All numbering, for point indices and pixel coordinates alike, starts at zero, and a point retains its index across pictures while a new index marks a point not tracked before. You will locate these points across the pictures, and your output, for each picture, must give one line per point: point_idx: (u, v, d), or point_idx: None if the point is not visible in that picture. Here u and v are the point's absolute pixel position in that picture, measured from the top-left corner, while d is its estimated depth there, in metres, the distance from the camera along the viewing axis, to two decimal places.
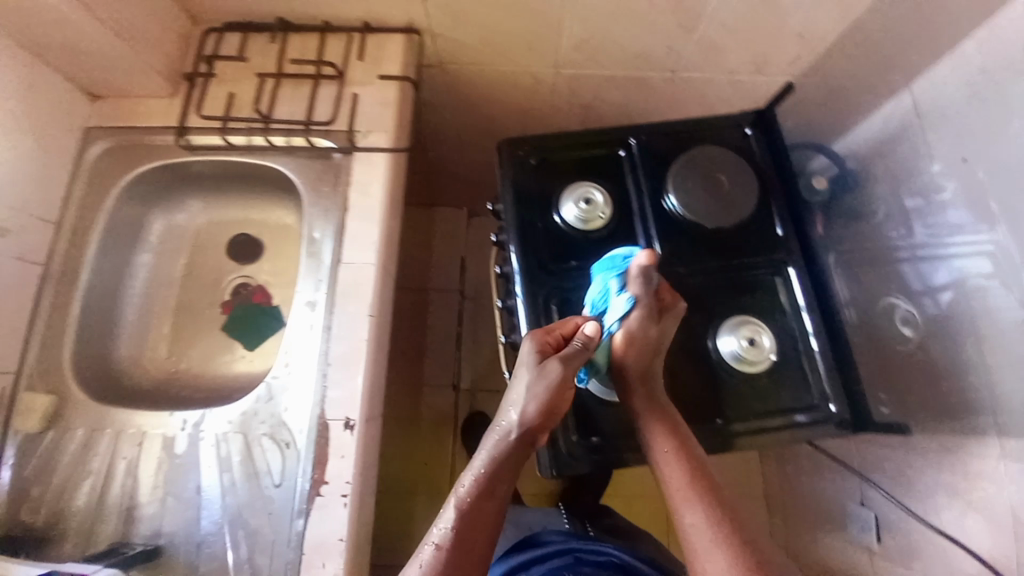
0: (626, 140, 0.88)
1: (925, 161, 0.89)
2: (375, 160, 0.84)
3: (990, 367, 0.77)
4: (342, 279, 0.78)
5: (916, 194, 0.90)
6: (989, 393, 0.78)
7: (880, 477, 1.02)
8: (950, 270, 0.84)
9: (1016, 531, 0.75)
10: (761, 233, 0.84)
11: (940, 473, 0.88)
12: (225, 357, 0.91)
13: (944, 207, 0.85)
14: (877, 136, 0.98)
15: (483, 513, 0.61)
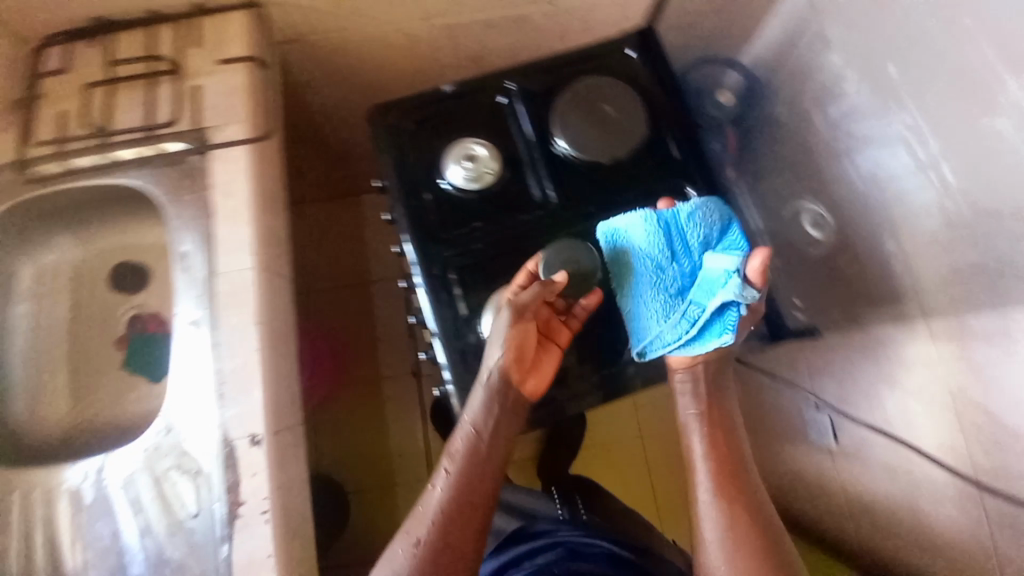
0: (503, 86, 0.82)
1: (824, 55, 0.85)
2: (235, 155, 0.76)
3: (908, 253, 0.77)
4: (221, 289, 0.73)
5: (819, 92, 0.88)
6: (910, 279, 0.77)
7: (827, 379, 0.97)
8: (864, 163, 0.82)
9: (958, 410, 0.74)
10: (657, 160, 0.81)
11: (877, 366, 0.86)
12: (133, 394, 0.87)
13: (849, 98, 0.82)
14: (777, 39, 0.94)
15: (471, 486, 0.65)
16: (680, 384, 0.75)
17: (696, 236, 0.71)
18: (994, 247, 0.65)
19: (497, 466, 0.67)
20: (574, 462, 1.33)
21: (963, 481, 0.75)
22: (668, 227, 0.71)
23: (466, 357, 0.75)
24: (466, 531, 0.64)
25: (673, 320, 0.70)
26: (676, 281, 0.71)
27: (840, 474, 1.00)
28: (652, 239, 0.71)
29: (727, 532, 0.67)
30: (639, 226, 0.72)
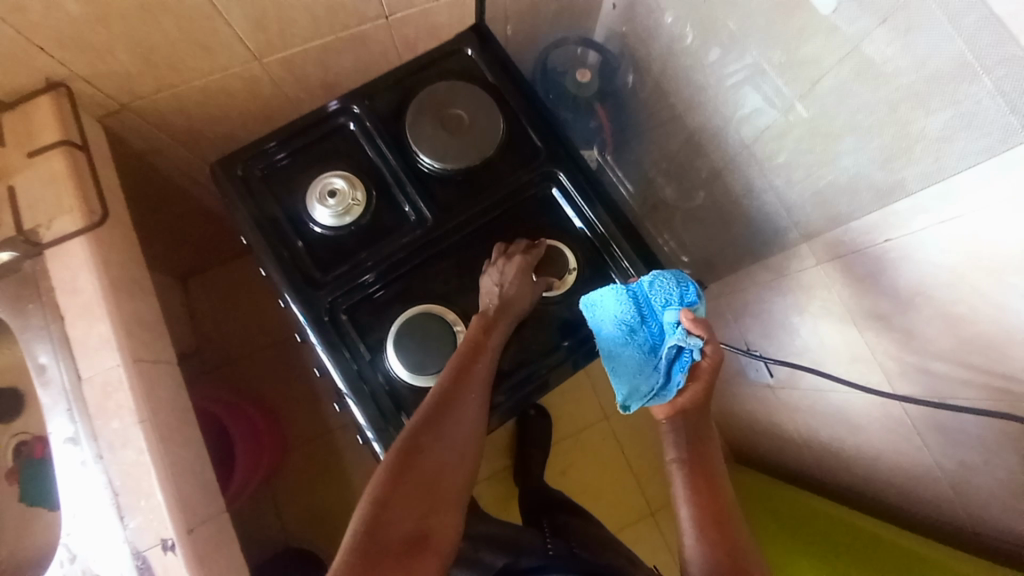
0: (348, 111, 0.80)
1: (659, 14, 0.84)
2: (74, 248, 0.71)
3: (777, 188, 0.77)
4: (91, 396, 0.67)
5: (664, 49, 0.87)
6: (786, 213, 0.78)
7: (751, 319, 0.98)
8: (718, 112, 0.81)
9: (870, 322, 0.73)
10: (523, 152, 0.81)
11: (785, 297, 0.86)
12: (37, 523, 0.79)
13: (691, 51, 0.81)
14: (619, 8, 0.93)
15: (432, 449, 0.58)
16: (666, 434, 0.69)
17: (660, 298, 0.66)
18: (843, 164, 0.66)
19: (465, 432, 0.60)
20: (551, 473, 1.33)
21: (884, 398, 0.76)
22: (635, 297, 0.68)
23: (375, 396, 0.72)
24: (420, 490, 0.55)
25: (646, 374, 0.66)
26: (648, 343, 0.67)
27: (786, 408, 1.01)
28: (622, 308, 0.67)
29: (699, 525, 0.62)
30: (610, 296, 0.68)
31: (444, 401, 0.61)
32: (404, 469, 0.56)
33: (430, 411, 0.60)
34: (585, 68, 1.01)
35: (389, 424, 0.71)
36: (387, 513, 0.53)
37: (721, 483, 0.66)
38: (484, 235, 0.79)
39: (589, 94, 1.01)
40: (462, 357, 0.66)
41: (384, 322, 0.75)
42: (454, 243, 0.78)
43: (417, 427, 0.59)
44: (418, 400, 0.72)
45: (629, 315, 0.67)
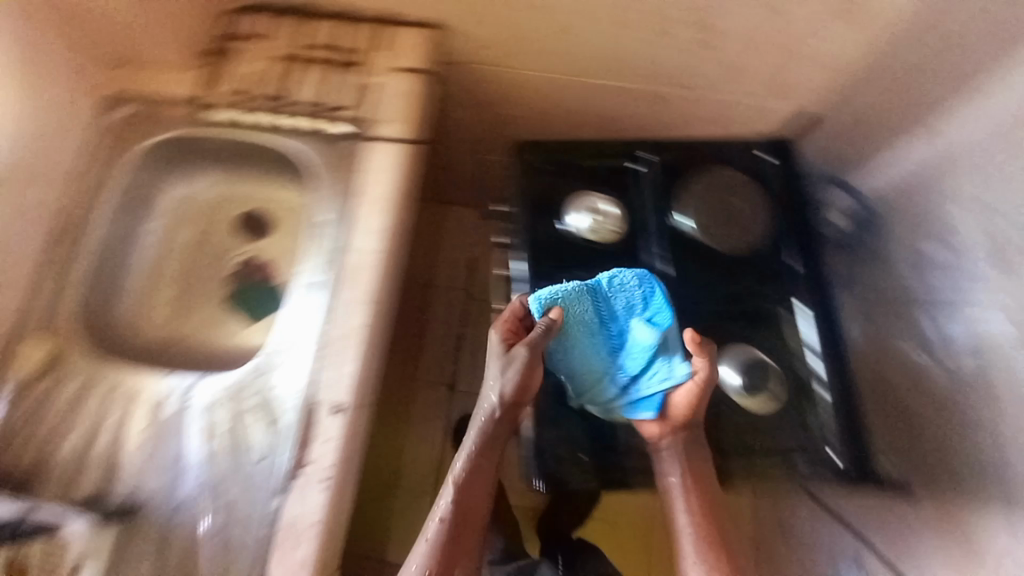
0: (636, 155, 0.86)
1: (944, 204, 0.80)
2: (386, 149, 0.84)
3: (1001, 437, 0.70)
4: (343, 263, 0.78)
5: (932, 238, 0.82)
6: (998, 467, 0.70)
7: (880, 537, 0.87)
8: (965, 328, 0.76)
9: None
10: (774, 264, 0.83)
11: (942, 545, 0.77)
12: (217, 331, 0.88)
13: (964, 256, 0.76)
14: (908, 174, 0.86)
15: (473, 506, 0.66)
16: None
17: (622, 301, 0.73)
18: None
19: (490, 476, 0.68)
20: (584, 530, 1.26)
21: None
22: (596, 296, 0.73)
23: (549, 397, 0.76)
24: (471, 541, 0.65)
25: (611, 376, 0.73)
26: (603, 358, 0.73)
27: None
28: (579, 318, 0.72)
29: None
30: (576, 294, 0.72)
31: (474, 460, 0.68)
32: (456, 530, 0.64)
33: (462, 478, 0.67)
34: (839, 210, 0.97)
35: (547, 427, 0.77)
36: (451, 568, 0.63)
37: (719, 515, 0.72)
38: (706, 316, 0.80)
39: (832, 238, 0.97)
40: (485, 422, 0.69)
41: None
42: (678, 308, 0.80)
43: (456, 501, 0.66)
44: None
45: (593, 317, 0.72)
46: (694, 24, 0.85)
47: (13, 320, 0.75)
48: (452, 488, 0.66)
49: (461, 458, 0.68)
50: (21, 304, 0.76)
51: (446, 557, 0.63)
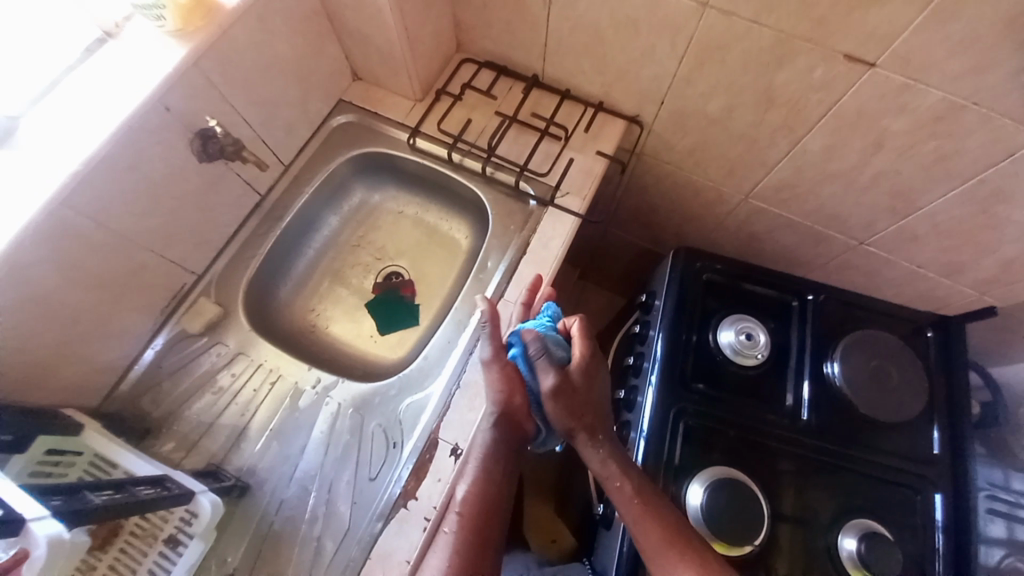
0: (803, 294, 0.87)
1: None
2: (564, 218, 0.89)
3: None
4: (498, 312, 0.83)
5: None
6: None
7: None
8: None
9: None
10: (916, 444, 0.80)
11: None
12: (358, 333, 0.95)
13: None
14: None
15: (486, 504, 0.67)
16: None
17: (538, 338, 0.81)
18: None
19: (500, 485, 0.68)
20: None
21: None
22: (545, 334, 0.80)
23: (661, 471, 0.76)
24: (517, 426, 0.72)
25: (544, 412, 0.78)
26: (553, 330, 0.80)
27: None
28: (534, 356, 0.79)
29: None
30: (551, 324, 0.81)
31: (484, 465, 0.69)
32: (475, 533, 0.65)
33: (480, 466, 0.69)
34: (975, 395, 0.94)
35: None
36: (477, 552, 0.64)
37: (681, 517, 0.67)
38: (832, 471, 0.78)
39: (951, 407, 0.82)
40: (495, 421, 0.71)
41: (700, 458, 0.77)
42: (801, 459, 0.78)
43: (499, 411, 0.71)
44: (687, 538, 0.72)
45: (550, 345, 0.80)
46: (891, 193, 0.85)
47: (200, 277, 0.84)
48: (473, 467, 0.69)
49: (471, 458, 0.69)
50: (204, 271, 0.85)
51: (469, 551, 0.63)
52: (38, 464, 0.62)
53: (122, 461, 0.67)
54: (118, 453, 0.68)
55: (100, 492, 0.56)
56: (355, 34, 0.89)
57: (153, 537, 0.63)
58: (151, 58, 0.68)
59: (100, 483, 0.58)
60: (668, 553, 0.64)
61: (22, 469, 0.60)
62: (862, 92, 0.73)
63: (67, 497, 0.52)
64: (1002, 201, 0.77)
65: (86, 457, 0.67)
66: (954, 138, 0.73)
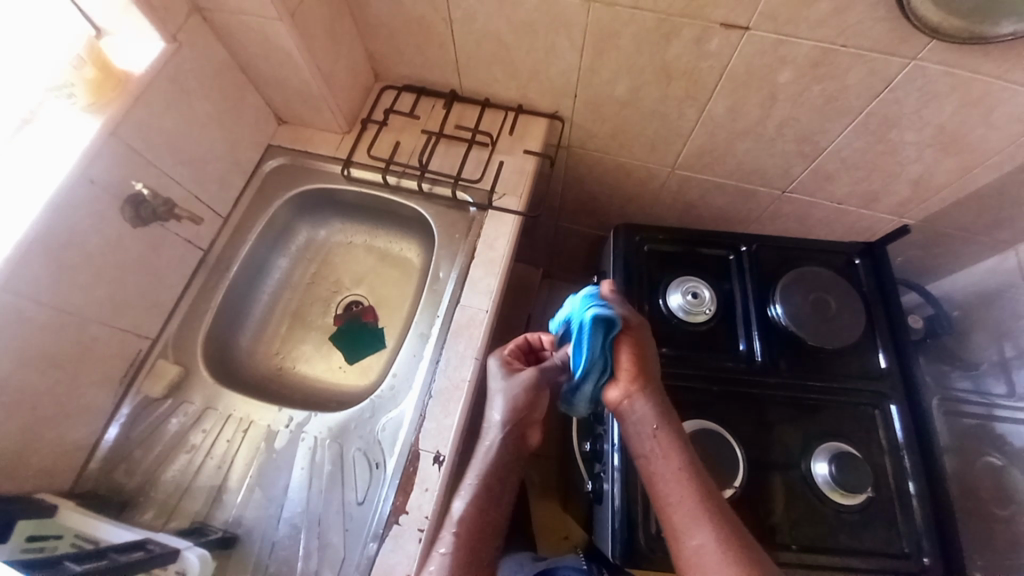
0: (737, 247, 0.93)
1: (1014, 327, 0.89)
2: (505, 218, 0.93)
3: None
4: (457, 318, 0.85)
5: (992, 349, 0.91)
6: None
7: None
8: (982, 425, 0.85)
9: None
10: (865, 363, 0.86)
11: None
12: (327, 366, 0.96)
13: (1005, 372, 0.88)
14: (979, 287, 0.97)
15: (484, 515, 0.66)
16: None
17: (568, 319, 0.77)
18: None
19: (500, 496, 0.68)
20: None
21: None
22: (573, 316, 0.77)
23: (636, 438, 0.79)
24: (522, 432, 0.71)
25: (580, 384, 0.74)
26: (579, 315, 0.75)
27: None
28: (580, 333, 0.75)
29: None
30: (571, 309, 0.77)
31: (485, 481, 0.68)
32: (472, 547, 0.64)
33: (483, 478, 0.68)
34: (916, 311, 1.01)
35: (638, 498, 0.77)
36: (472, 562, 0.63)
37: (718, 493, 0.61)
38: (796, 403, 0.82)
39: (897, 322, 0.88)
40: (501, 436, 0.71)
41: (674, 417, 0.80)
42: (766, 397, 0.82)
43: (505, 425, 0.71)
44: None
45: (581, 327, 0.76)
46: (796, 139, 0.92)
47: (155, 340, 0.84)
48: (476, 478, 0.68)
49: (474, 474, 0.69)
50: (159, 334, 0.84)
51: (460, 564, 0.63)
52: (25, 548, 0.60)
53: (103, 534, 0.66)
54: (97, 528, 0.67)
55: (83, 561, 0.57)
56: (272, 80, 0.92)
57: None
58: (69, 135, 0.70)
59: (84, 553, 0.58)
60: (687, 519, 0.59)
61: (12, 554, 0.58)
62: (745, 53, 0.80)
63: (49, 570, 0.53)
64: (890, 127, 0.85)
65: (67, 539, 0.65)
66: (834, 79, 0.81)
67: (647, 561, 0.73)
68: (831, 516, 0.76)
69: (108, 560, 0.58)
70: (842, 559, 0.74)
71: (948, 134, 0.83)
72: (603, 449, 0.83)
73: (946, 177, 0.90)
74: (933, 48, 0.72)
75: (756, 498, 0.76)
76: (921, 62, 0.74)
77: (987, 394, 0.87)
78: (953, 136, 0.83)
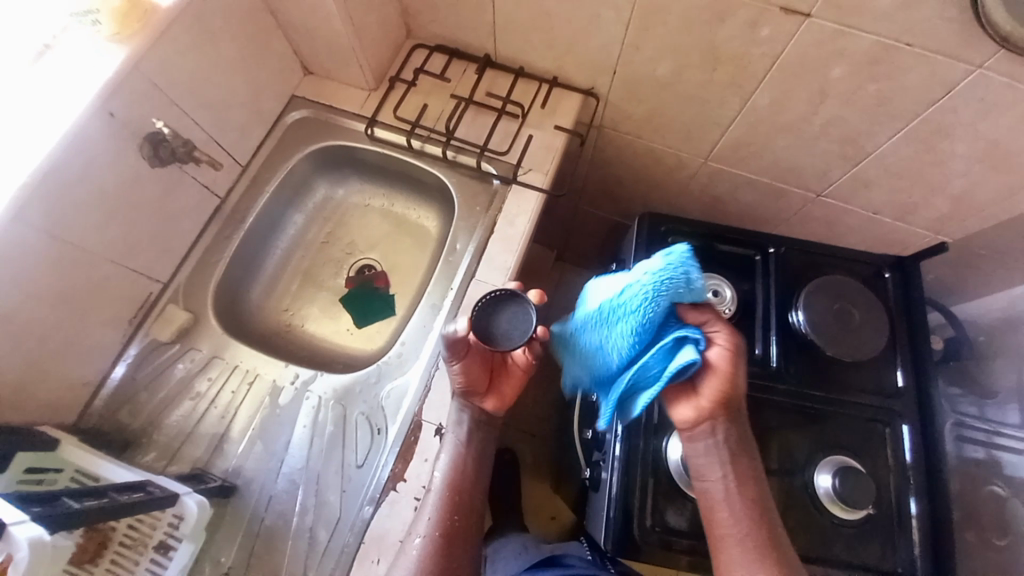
0: (764, 248, 0.90)
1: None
2: (529, 194, 0.90)
3: None
4: (471, 292, 0.83)
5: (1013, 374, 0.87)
6: None
7: None
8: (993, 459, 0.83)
9: None
10: (882, 380, 0.84)
11: None
12: (336, 327, 0.95)
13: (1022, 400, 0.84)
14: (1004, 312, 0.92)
15: (461, 485, 0.70)
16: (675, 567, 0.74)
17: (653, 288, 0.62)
18: None
19: (470, 467, 0.71)
20: None
21: None
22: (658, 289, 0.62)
23: (637, 427, 0.79)
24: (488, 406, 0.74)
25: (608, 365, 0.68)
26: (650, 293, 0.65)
27: None
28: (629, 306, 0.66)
29: None
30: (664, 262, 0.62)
31: (459, 445, 0.72)
32: (454, 509, 0.68)
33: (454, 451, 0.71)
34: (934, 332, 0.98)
35: (635, 489, 0.76)
36: (456, 522, 0.67)
37: (774, 526, 0.63)
38: (807, 411, 0.81)
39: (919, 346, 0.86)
40: (465, 407, 0.73)
41: None
42: (777, 402, 0.81)
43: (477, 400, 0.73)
44: (669, 492, 0.76)
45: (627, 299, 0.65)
46: (840, 141, 0.88)
47: (166, 284, 0.83)
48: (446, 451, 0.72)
49: (446, 439, 0.73)
50: (171, 279, 0.84)
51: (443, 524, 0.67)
52: (23, 480, 0.62)
53: (102, 471, 0.67)
54: (97, 465, 0.68)
55: (82, 498, 0.57)
56: (301, 26, 0.88)
57: (145, 544, 0.63)
58: (88, 65, 0.66)
59: (83, 490, 0.59)
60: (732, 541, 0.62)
61: (9, 485, 0.60)
62: (801, 43, 0.76)
63: (46, 504, 0.53)
64: (942, 138, 0.81)
65: (67, 473, 0.67)
66: (891, 80, 0.76)
67: (638, 552, 0.74)
68: (828, 527, 0.76)
69: (105, 500, 0.58)
70: (834, 570, 0.74)
71: (1002, 150, 0.79)
72: (605, 437, 0.83)
73: (993, 197, 0.85)
74: (1003, 57, 0.68)
75: None
76: (987, 70, 0.70)
77: (995, 422, 0.85)
78: (1007, 154, 0.79)
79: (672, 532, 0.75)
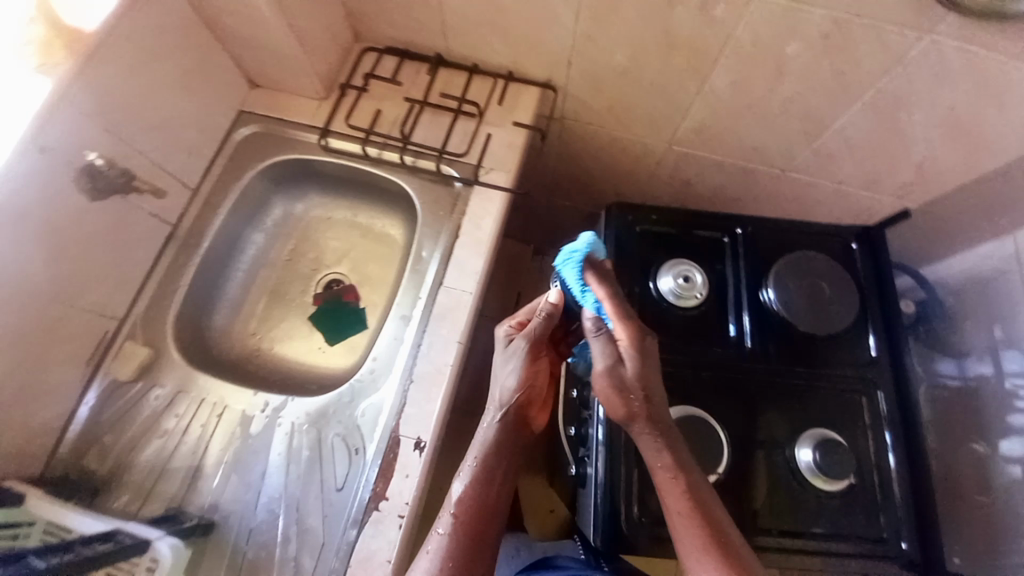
0: (732, 229, 0.90)
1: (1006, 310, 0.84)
2: (492, 195, 0.88)
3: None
4: (440, 300, 0.82)
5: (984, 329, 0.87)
6: None
7: None
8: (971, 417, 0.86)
9: None
10: (857, 351, 0.85)
11: None
12: (307, 346, 0.93)
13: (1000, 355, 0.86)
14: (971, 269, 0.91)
15: (485, 505, 0.64)
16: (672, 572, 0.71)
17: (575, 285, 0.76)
18: None
19: (497, 484, 0.66)
20: None
21: None
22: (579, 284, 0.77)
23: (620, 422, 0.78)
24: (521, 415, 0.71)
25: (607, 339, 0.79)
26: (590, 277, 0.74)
27: None
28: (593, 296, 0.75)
29: None
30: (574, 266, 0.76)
31: (485, 462, 0.67)
32: (471, 535, 0.61)
33: (479, 468, 0.66)
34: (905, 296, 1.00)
35: (621, 483, 0.76)
36: (473, 548, 0.60)
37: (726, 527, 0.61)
38: (785, 388, 0.82)
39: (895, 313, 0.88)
40: (503, 417, 0.70)
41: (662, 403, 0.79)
42: (755, 382, 0.81)
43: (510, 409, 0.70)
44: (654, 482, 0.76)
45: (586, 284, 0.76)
46: (799, 116, 0.88)
47: (123, 319, 0.80)
48: (473, 467, 0.67)
49: (473, 456, 0.67)
50: (128, 313, 0.80)
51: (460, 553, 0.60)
52: None
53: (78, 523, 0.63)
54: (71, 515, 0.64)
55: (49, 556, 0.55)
56: (241, 38, 0.84)
57: None
58: (14, 98, 0.63)
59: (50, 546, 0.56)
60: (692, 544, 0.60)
61: None
62: (753, 21, 0.75)
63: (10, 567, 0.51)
64: (899, 107, 0.81)
65: (38, 526, 0.63)
66: (844, 53, 0.75)
67: (629, 545, 0.74)
68: (813, 502, 0.76)
69: (75, 555, 0.56)
70: (821, 543, 0.75)
71: (958, 114, 0.79)
72: (587, 433, 0.82)
73: (952, 161, 0.86)
74: (951, 22, 0.67)
75: (743, 483, 0.76)
76: (937, 36, 0.70)
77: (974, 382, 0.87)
78: (963, 118, 0.79)
79: (660, 522, 0.75)
